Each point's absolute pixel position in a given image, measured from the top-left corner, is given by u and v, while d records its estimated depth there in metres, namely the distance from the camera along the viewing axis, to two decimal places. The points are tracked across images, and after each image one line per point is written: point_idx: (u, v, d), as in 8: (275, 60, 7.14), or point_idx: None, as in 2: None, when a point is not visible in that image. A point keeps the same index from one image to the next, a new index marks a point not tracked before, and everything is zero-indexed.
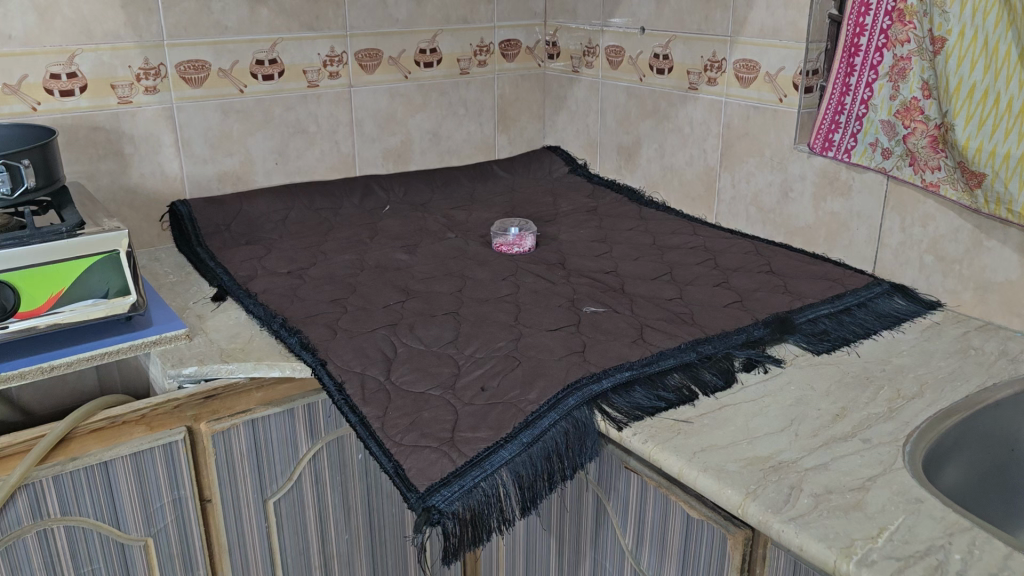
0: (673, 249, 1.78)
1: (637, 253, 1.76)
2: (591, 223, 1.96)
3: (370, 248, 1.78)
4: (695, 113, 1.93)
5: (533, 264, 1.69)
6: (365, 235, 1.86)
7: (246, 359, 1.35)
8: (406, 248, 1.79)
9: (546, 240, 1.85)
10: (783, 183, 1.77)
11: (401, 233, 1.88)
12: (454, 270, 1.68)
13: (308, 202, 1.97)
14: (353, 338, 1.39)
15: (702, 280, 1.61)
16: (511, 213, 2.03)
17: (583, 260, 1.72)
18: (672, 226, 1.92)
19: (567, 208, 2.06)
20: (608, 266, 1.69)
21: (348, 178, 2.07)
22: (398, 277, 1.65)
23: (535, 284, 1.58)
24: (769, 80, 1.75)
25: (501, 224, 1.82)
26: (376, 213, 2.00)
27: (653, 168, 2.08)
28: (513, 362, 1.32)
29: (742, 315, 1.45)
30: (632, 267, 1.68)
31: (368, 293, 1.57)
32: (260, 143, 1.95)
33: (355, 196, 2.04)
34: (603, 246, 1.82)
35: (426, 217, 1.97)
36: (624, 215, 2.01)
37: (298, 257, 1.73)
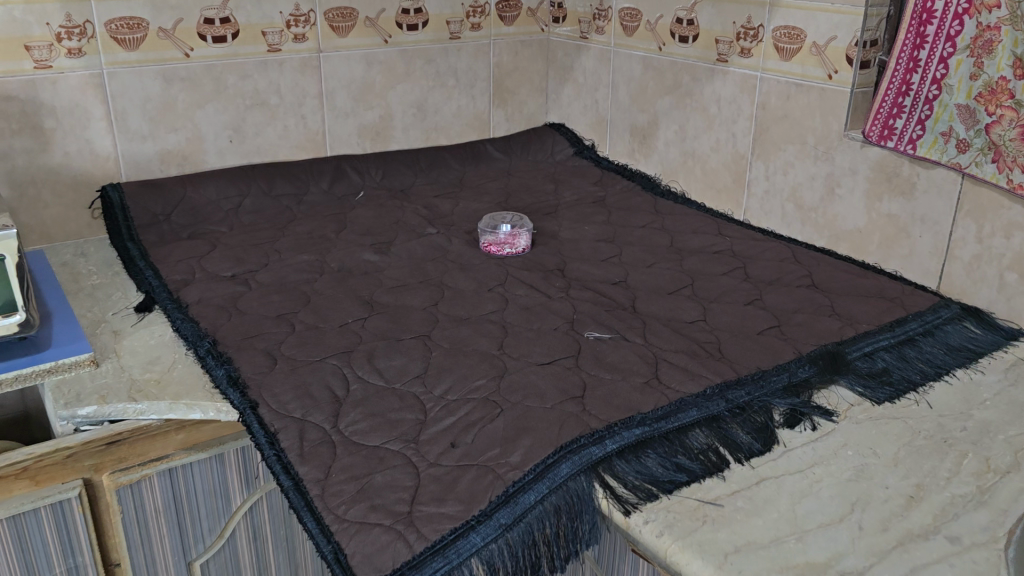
0: (694, 254, 1.50)
1: (650, 259, 1.48)
2: (597, 218, 1.68)
3: (334, 247, 1.50)
4: (723, 90, 1.63)
5: (525, 270, 1.41)
6: (331, 229, 1.58)
7: (161, 395, 1.07)
8: (378, 247, 1.51)
9: (544, 240, 1.57)
10: (827, 177, 1.48)
11: (374, 227, 1.60)
12: (431, 277, 1.41)
13: (267, 187, 1.69)
14: (295, 371, 1.11)
15: (730, 298, 1.32)
16: (505, 204, 1.74)
17: (586, 267, 1.44)
18: (693, 224, 1.63)
19: (570, 199, 1.77)
20: (616, 275, 1.40)
21: (317, 159, 1.79)
22: (363, 285, 1.37)
23: (526, 299, 1.30)
24: (816, 52, 1.45)
25: (491, 220, 1.55)
26: (347, 201, 1.72)
27: (672, 153, 1.79)
28: (493, 409, 1.04)
29: (781, 349, 1.16)
30: (645, 278, 1.39)
31: (324, 307, 1.29)
32: (211, 118, 1.66)
33: (325, 180, 1.76)
34: (612, 248, 1.53)
35: (406, 207, 1.69)
36: (636, 209, 1.72)
37: (246, 257, 1.45)
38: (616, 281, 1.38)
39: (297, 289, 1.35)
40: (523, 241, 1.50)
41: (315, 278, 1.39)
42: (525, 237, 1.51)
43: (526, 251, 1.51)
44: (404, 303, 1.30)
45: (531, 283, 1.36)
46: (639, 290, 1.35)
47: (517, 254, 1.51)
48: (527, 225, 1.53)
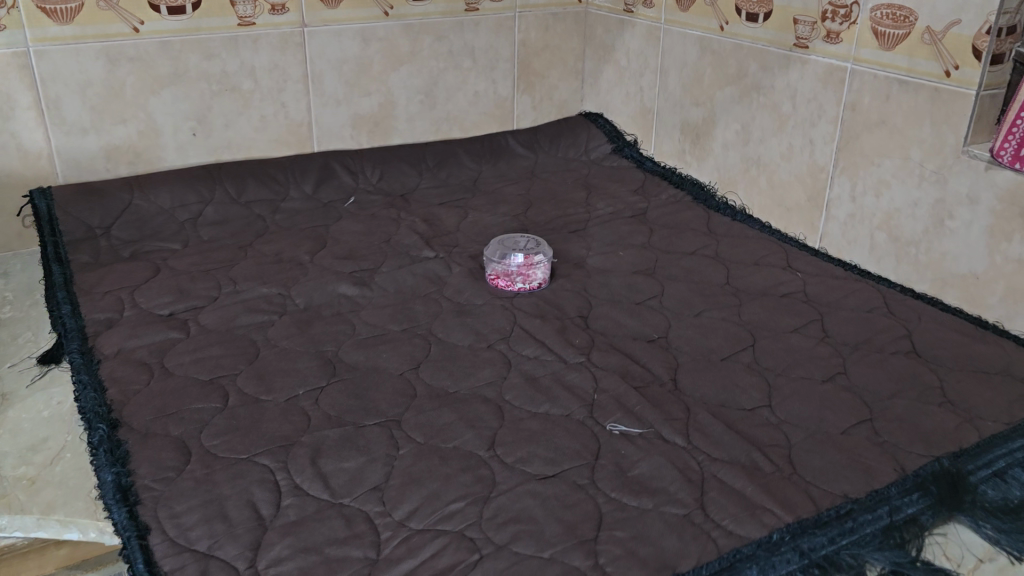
0: (755, 298, 1.17)
1: (698, 305, 1.15)
2: (634, 240, 1.36)
3: (304, 276, 1.21)
4: (800, 84, 1.29)
5: (538, 318, 1.10)
6: (305, 249, 1.29)
7: (29, 506, 0.80)
8: (359, 277, 1.22)
9: (565, 270, 1.26)
10: (935, 205, 1.14)
11: (358, 248, 1.30)
12: (418, 324, 1.11)
13: (236, 193, 1.40)
14: (210, 476, 0.82)
15: (803, 370, 1.00)
16: (522, 217, 1.43)
17: (616, 315, 1.12)
18: (754, 253, 1.30)
19: (602, 213, 1.45)
20: (653, 330, 1.09)
21: (301, 156, 1.50)
22: (329, 335, 1.08)
23: (534, 368, 1.00)
24: (930, 41, 1.10)
25: (501, 243, 1.24)
26: (333, 210, 1.43)
27: (731, 158, 1.45)
28: (469, 552, 0.74)
29: (875, 463, 0.84)
30: (693, 334, 1.08)
31: (272, 368, 1.01)
32: (169, 106, 1.38)
33: (308, 183, 1.47)
34: (651, 286, 1.21)
35: (401, 220, 1.39)
36: (684, 228, 1.39)
37: (193, 288, 1.17)
38: (654, 339, 1.07)
39: (246, 338, 1.07)
40: (540, 273, 1.20)
41: (272, 322, 1.11)
42: (543, 266, 1.20)
43: (544, 284, 1.21)
44: (377, 366, 1.01)
45: (542, 341, 1.05)
46: (682, 356, 1.03)
47: (531, 290, 1.20)
48: (545, 250, 1.23)
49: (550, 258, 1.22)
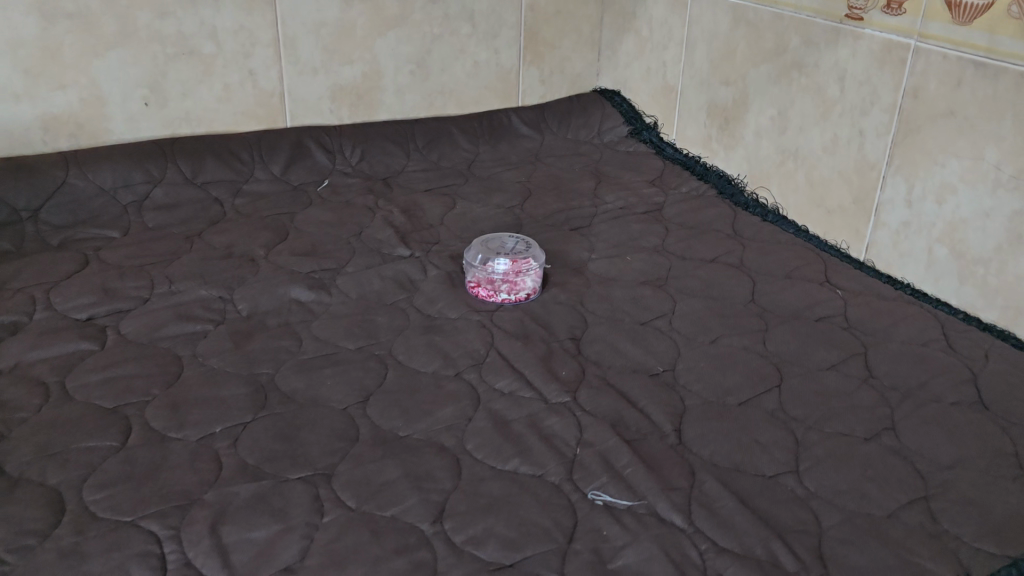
0: (785, 322, 0.98)
1: (716, 329, 0.96)
2: (645, 243, 1.17)
3: (252, 275, 1.04)
4: (851, 63, 1.08)
5: (519, 341, 0.92)
6: (261, 243, 1.11)
7: None
8: (317, 279, 1.04)
9: (560, 278, 1.07)
10: (1013, 218, 0.93)
11: (322, 242, 1.12)
12: (376, 342, 0.93)
13: (191, 172, 1.23)
14: (80, 547, 0.65)
15: (839, 424, 0.81)
16: (518, 210, 1.24)
17: (614, 340, 0.94)
18: (787, 265, 1.11)
19: (610, 206, 1.26)
20: (658, 361, 0.90)
21: (270, 132, 1.31)
22: (268, 353, 0.90)
23: (506, 408, 0.82)
24: (1018, 15, 0.88)
25: (485, 244, 1.07)
26: (301, 195, 1.25)
27: (764, 148, 1.24)
28: None
29: (931, 565, 0.65)
30: (706, 369, 0.89)
31: (190, 395, 0.83)
32: (115, 71, 1.20)
33: (277, 163, 1.29)
34: (660, 302, 1.02)
35: (377, 210, 1.21)
36: (706, 231, 1.20)
37: (120, 287, 1.00)
38: (658, 374, 0.88)
39: (169, 353, 0.89)
40: (528, 280, 1.01)
41: (204, 333, 0.93)
42: (533, 272, 1.02)
43: (533, 295, 1.02)
44: (317, 398, 0.83)
45: (520, 372, 0.87)
46: (690, 399, 0.84)
47: (518, 302, 1.01)
48: (535, 255, 1.04)
49: (541, 263, 1.04)
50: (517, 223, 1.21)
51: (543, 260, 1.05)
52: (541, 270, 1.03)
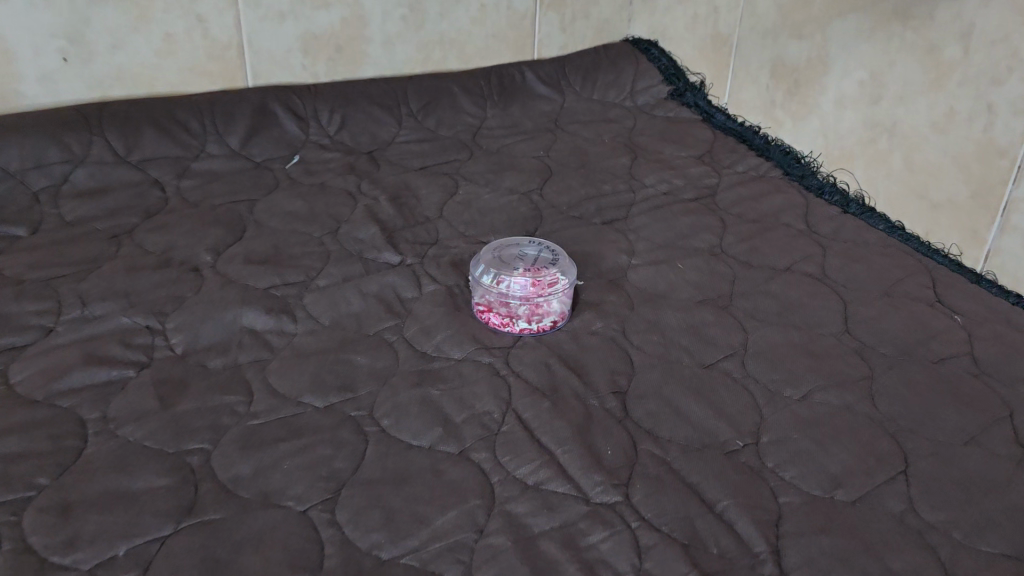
0: (894, 366, 0.74)
1: (805, 380, 0.72)
2: (698, 243, 0.92)
3: (194, 294, 0.79)
4: (982, 17, 0.81)
5: (547, 401, 0.68)
6: (209, 244, 0.87)
7: None
8: (277, 299, 0.80)
9: (593, 295, 0.83)
10: None
11: (287, 243, 0.88)
12: (354, 398, 0.69)
13: (124, 147, 0.97)
14: None
15: (994, 539, 0.59)
16: (535, 196, 1.00)
17: (672, 396, 0.70)
18: (885, 278, 0.86)
19: (651, 191, 1.01)
20: (735, 431, 0.67)
21: (227, 94, 1.05)
22: (206, 418, 0.67)
23: (531, 513, 0.59)
24: None
25: (497, 252, 0.82)
26: (266, 175, 1.00)
27: (847, 121, 0.98)
28: None
29: None
30: (801, 446, 0.66)
31: (90, 493, 0.60)
32: (21, 17, 0.93)
33: (234, 135, 1.03)
34: (726, 333, 0.78)
35: (360, 197, 0.96)
36: (774, 227, 0.95)
37: (17, 312, 0.76)
38: (736, 451, 0.65)
39: (70, 419, 0.66)
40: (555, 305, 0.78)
41: (121, 386, 0.69)
42: (562, 295, 0.78)
43: (561, 321, 0.79)
44: (268, 493, 0.60)
45: (550, 453, 0.64)
46: (786, 496, 0.62)
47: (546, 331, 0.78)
48: (564, 268, 0.81)
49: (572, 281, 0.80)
50: (536, 214, 0.96)
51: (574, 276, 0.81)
52: (573, 291, 0.79)
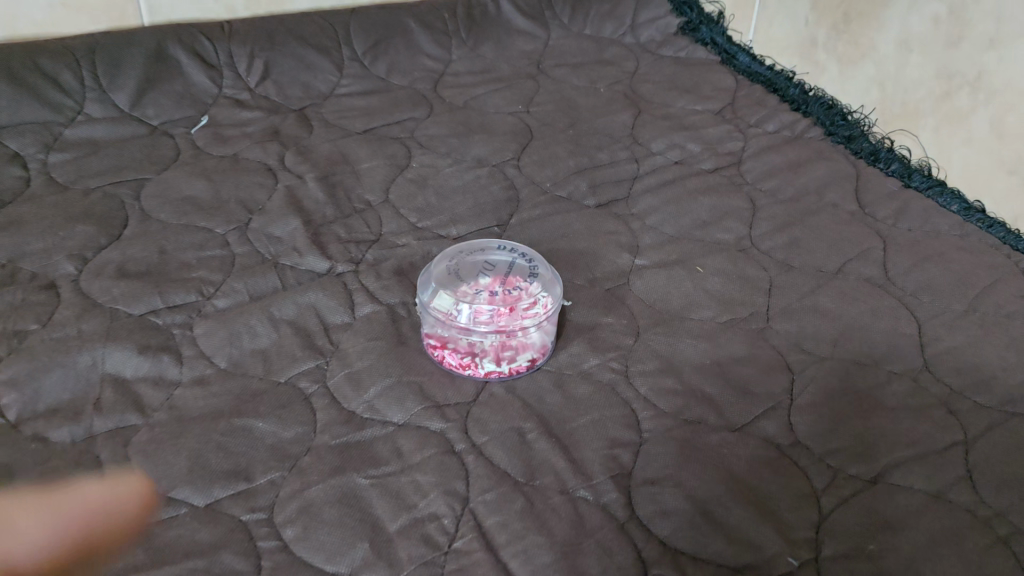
0: (996, 426, 0.54)
1: (877, 453, 0.52)
2: (719, 234, 0.71)
3: (40, 327, 0.59)
4: None
5: (519, 499, 0.48)
6: (75, 249, 0.66)
7: None
8: (157, 331, 0.60)
9: (584, 316, 0.62)
10: None
11: (179, 245, 0.67)
12: (248, 492, 0.49)
13: None
14: None
15: None
16: (510, 168, 0.78)
17: (693, 483, 0.50)
18: (967, 286, 0.65)
19: (659, 160, 0.79)
20: (784, 538, 0.47)
21: (113, 39, 0.82)
22: (30, 531, 0.47)
23: None
24: None
25: (455, 263, 0.60)
26: (163, 145, 0.79)
27: (915, 68, 0.76)
28: None
29: None
30: (881, 565, 0.46)
31: None
32: None
33: (122, 91, 0.82)
34: (764, 374, 0.58)
35: (281, 176, 0.75)
36: (817, 211, 0.74)
37: None
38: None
39: None
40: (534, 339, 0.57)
41: None
42: (543, 324, 0.57)
43: (543, 358, 0.58)
44: None
45: None
46: None
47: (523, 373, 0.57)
48: (545, 285, 0.59)
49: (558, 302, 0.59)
50: (510, 195, 0.74)
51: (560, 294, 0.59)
52: (558, 318, 0.58)
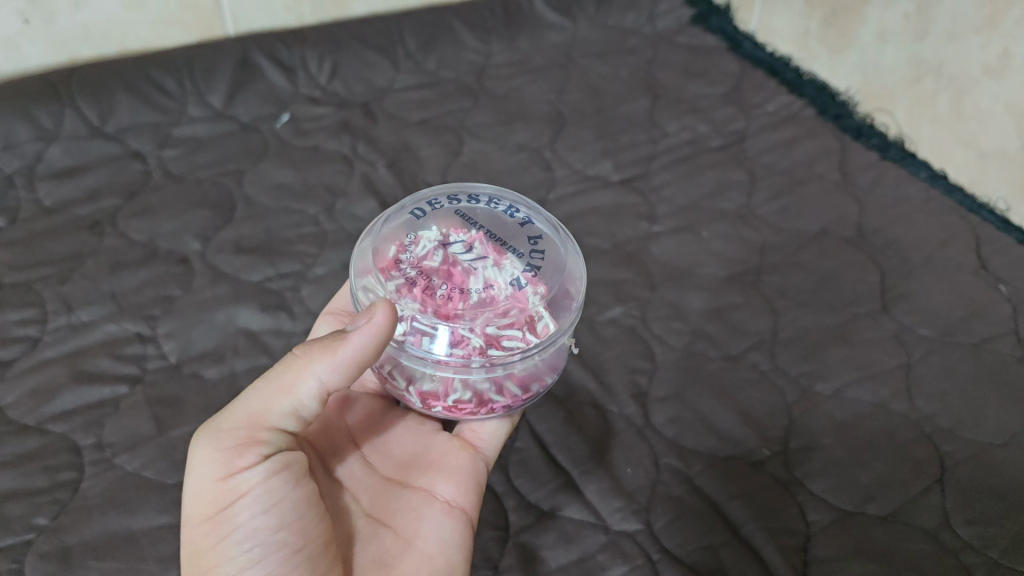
0: (933, 353, 0.69)
1: (836, 373, 0.68)
2: (723, 203, 0.86)
3: (182, 293, 0.76)
4: None
5: (562, 412, 0.65)
6: (198, 230, 0.82)
7: None
8: (273, 294, 0.76)
9: (608, 274, 0.77)
10: None
11: (280, 224, 0.83)
12: None
13: (98, 117, 0.92)
14: None
15: None
16: (546, 152, 0.92)
17: (694, 399, 0.66)
18: (926, 241, 0.80)
19: (673, 141, 0.94)
20: (761, 436, 0.64)
21: (205, 48, 0.98)
22: None
23: (548, 545, 0.57)
24: None
25: (427, 211, 0.60)
26: (254, 139, 0.94)
27: (890, 56, 0.95)
28: None
29: None
30: (831, 455, 0.62)
31: (87, 538, 0.58)
32: None
33: (216, 93, 0.97)
34: (754, 317, 0.73)
35: (356, 164, 0.91)
36: (803, 181, 0.88)
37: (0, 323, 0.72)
38: (763, 462, 0.62)
39: (64, 447, 0.63)
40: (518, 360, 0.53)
41: (114, 405, 0.67)
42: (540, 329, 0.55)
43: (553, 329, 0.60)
44: None
45: (566, 473, 0.61)
46: (815, 515, 0.59)
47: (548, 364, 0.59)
48: (550, 258, 0.58)
49: (567, 280, 0.57)
50: (548, 175, 0.89)
51: (575, 260, 0.58)
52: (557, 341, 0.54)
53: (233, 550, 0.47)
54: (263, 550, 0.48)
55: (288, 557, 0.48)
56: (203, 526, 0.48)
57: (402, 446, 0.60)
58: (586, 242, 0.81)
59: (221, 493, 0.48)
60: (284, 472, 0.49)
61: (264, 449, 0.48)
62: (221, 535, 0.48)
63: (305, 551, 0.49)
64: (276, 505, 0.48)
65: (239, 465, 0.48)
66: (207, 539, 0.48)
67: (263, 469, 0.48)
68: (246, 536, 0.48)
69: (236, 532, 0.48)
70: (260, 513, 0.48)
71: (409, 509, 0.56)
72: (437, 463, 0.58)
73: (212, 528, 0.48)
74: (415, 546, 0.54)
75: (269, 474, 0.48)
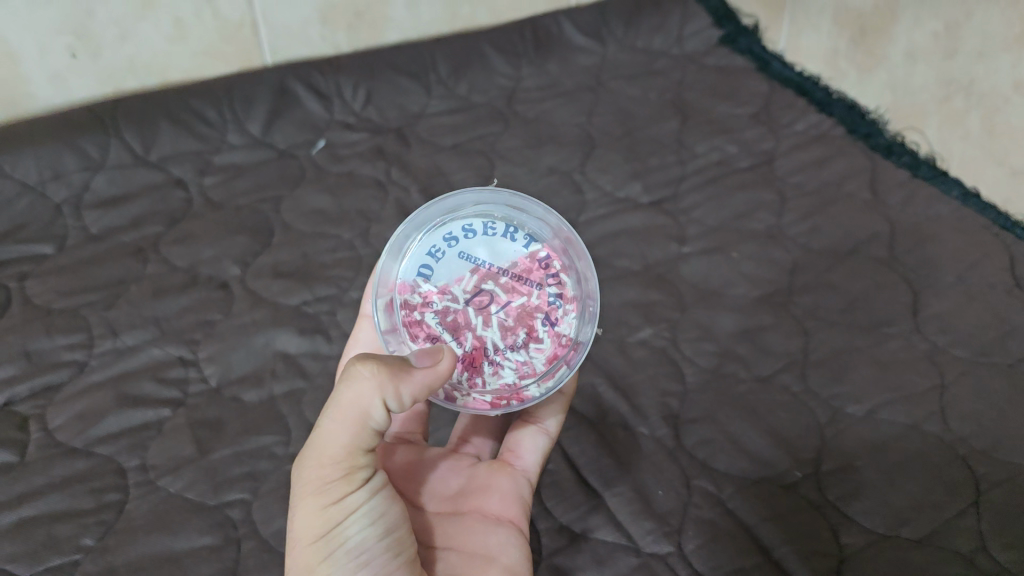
0: (967, 373, 0.69)
1: (870, 394, 0.68)
2: (753, 223, 0.86)
3: (222, 317, 0.78)
4: None
5: (594, 434, 0.66)
6: (238, 256, 0.85)
7: None
8: (310, 318, 0.78)
9: (639, 296, 0.78)
10: None
11: (317, 249, 0.85)
12: None
13: (142, 146, 0.95)
14: None
15: None
16: (577, 174, 0.93)
17: (725, 421, 0.66)
18: (960, 259, 0.79)
19: (702, 162, 0.95)
20: (794, 459, 0.64)
21: (243, 78, 1.00)
22: (243, 464, 0.66)
23: (580, 567, 0.58)
24: None
25: (431, 258, 0.58)
26: (291, 165, 0.97)
27: (919, 76, 0.98)
28: None
29: None
30: (866, 478, 0.62)
31: (132, 558, 0.60)
32: (24, 17, 0.87)
33: (255, 121, 1.00)
34: (785, 338, 0.73)
35: (389, 189, 0.93)
36: (834, 200, 0.88)
37: (49, 348, 0.75)
38: (795, 484, 0.62)
39: (109, 470, 0.65)
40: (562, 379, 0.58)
41: (156, 428, 0.69)
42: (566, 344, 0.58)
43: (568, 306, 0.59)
44: None
45: (598, 496, 0.62)
46: (848, 538, 0.59)
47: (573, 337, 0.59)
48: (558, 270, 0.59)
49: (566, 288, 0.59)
50: (578, 197, 0.90)
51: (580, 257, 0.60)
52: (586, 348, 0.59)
53: (338, 566, 0.49)
54: (369, 561, 0.49)
55: (391, 566, 0.50)
56: (310, 547, 0.49)
57: (443, 471, 0.59)
58: (616, 264, 0.82)
59: (326, 513, 0.49)
60: (379, 489, 0.50)
61: (362, 472, 0.49)
62: (329, 553, 0.49)
63: (406, 558, 0.51)
64: (379, 519, 0.50)
65: (345, 489, 0.49)
66: (316, 557, 0.49)
67: (363, 489, 0.49)
68: (354, 549, 0.49)
69: (344, 548, 0.49)
70: (366, 527, 0.49)
71: (468, 527, 0.55)
72: (482, 485, 0.58)
73: (320, 547, 0.49)
74: (480, 556, 0.54)
75: (371, 493, 0.50)
